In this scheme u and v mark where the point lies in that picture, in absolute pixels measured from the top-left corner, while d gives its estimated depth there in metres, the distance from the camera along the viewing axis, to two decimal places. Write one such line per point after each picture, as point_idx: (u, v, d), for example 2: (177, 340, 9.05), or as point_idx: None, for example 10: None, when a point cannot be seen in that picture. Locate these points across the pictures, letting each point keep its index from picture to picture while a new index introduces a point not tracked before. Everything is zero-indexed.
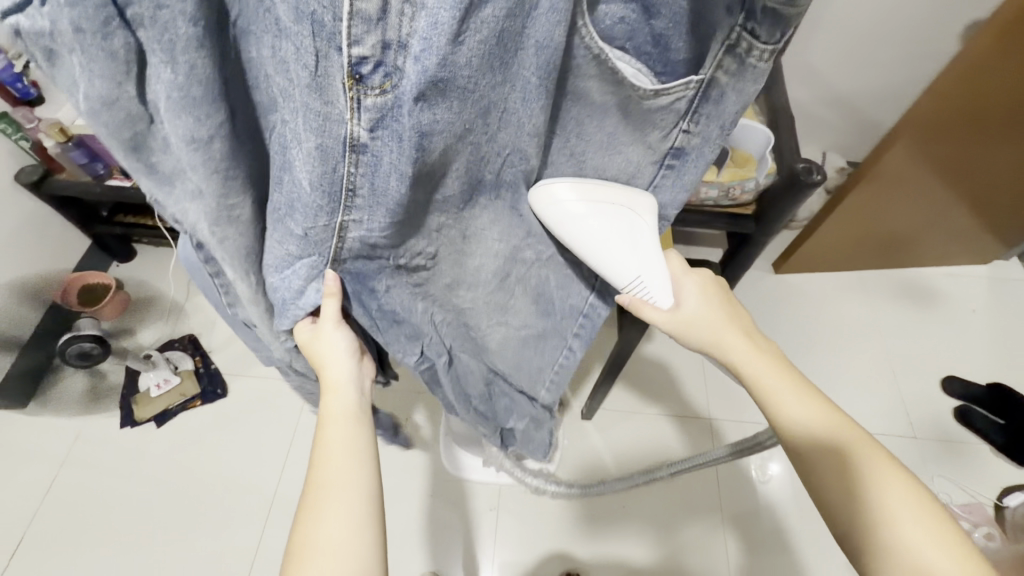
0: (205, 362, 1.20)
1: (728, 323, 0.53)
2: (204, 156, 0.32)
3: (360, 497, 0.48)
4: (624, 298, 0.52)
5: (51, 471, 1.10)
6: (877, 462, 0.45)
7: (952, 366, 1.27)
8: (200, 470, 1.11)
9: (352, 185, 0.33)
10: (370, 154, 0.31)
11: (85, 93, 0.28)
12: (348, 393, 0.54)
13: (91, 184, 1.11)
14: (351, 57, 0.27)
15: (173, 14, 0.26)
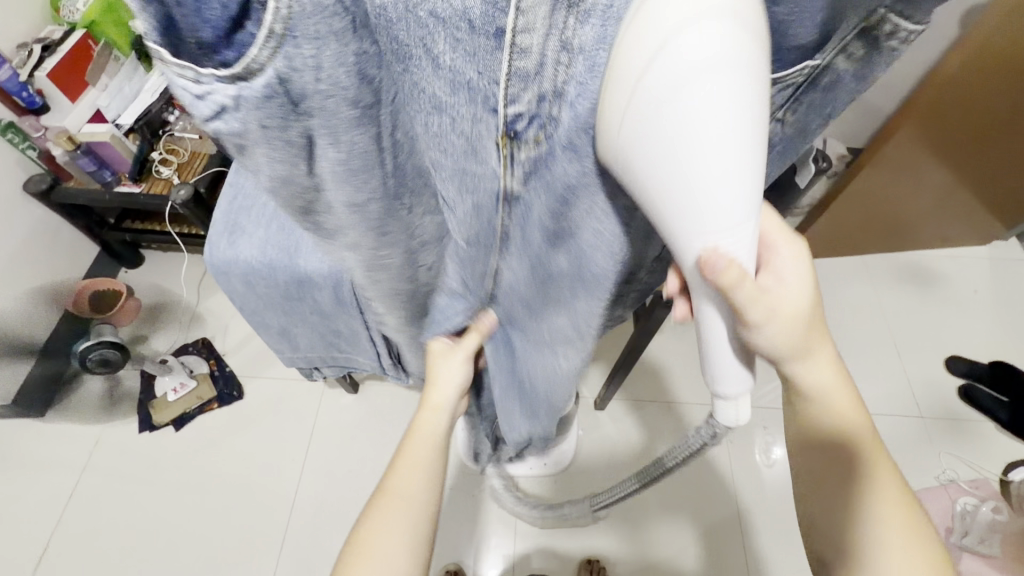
0: (220, 365, 1.21)
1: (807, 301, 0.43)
2: (367, 225, 0.35)
3: (414, 521, 0.50)
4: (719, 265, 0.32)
5: (74, 477, 1.11)
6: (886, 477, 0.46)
7: (956, 346, 1.29)
8: (221, 471, 1.12)
9: (504, 229, 0.39)
10: (521, 201, 0.35)
11: (268, 178, 0.30)
12: (436, 411, 0.60)
13: (99, 190, 1.11)
14: (508, 116, 0.29)
15: (338, 105, 0.25)
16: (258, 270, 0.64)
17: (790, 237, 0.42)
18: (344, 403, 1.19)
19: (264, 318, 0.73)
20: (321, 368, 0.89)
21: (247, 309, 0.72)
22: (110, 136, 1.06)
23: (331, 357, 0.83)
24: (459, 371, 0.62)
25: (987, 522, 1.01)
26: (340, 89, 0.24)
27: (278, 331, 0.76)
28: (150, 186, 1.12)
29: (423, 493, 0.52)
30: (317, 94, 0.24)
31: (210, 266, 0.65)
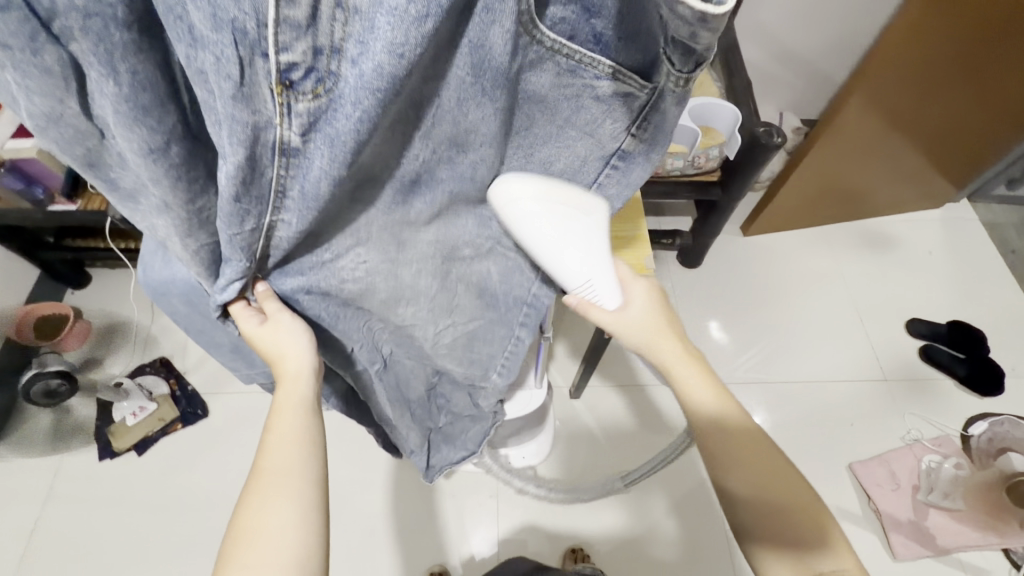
0: (181, 384, 1.17)
1: (666, 332, 0.52)
2: (161, 164, 0.35)
3: (296, 494, 0.44)
4: (575, 303, 0.53)
5: (34, 512, 1.06)
6: (767, 457, 0.47)
7: (915, 308, 1.33)
8: (192, 491, 1.08)
9: (280, 187, 0.34)
10: (302, 156, 0.32)
11: (29, 108, 0.32)
12: (298, 379, 0.51)
13: (31, 211, 1.04)
14: (279, 64, 0.28)
15: (106, 30, 0.28)
16: (197, 288, 0.60)
17: (632, 276, 0.55)
18: None
19: (211, 337, 0.70)
20: None
21: (192, 328, 0.68)
22: (37, 151, 0.98)
23: None
24: (299, 335, 0.50)
25: (950, 477, 1.09)
26: (102, 6, 0.27)
27: (230, 348, 0.73)
28: (87, 203, 1.06)
29: (306, 469, 0.46)
30: (73, 12, 0.27)
31: (145, 287, 0.61)
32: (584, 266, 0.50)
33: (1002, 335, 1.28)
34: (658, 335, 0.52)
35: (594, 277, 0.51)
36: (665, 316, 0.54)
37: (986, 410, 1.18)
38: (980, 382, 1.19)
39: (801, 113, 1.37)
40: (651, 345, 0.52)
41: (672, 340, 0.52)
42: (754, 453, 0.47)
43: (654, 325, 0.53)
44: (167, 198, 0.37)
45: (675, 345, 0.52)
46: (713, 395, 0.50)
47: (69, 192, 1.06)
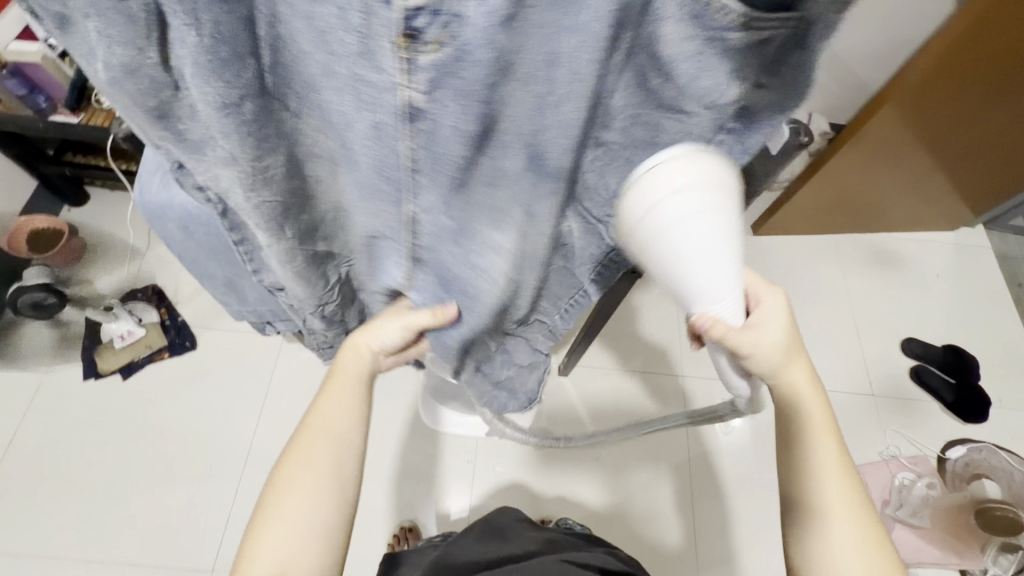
0: (171, 314, 1.16)
1: (795, 356, 0.50)
2: (235, 118, 0.33)
3: (337, 460, 0.51)
4: (707, 324, 0.42)
5: (13, 422, 1.06)
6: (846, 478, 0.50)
7: (913, 328, 1.32)
8: (172, 420, 1.09)
9: (413, 158, 0.35)
10: (427, 118, 0.32)
11: (105, 60, 0.29)
12: (358, 349, 0.57)
13: (32, 118, 1.01)
14: (403, 10, 0.26)
15: None
16: (196, 216, 0.59)
17: (761, 287, 0.49)
18: (303, 358, 1.16)
19: (205, 268, 0.68)
20: (274, 324, 0.84)
21: (186, 258, 0.67)
22: (40, 57, 0.95)
23: (282, 312, 0.79)
24: (384, 318, 0.57)
25: (920, 496, 1.10)
26: None
27: (223, 283, 0.72)
28: (90, 118, 1.03)
29: (348, 438, 0.53)
30: None
31: (143, 210, 0.59)
32: (730, 275, 0.39)
33: (995, 365, 1.28)
34: (789, 352, 0.49)
35: (729, 293, 0.40)
36: (791, 335, 0.49)
37: (966, 436, 1.18)
38: (965, 409, 1.19)
39: (831, 117, 1.33)
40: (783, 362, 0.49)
41: (785, 341, 0.49)
42: (841, 486, 0.50)
43: (786, 348, 0.49)
44: (235, 152, 0.36)
45: (804, 377, 0.51)
46: (830, 444, 0.50)
47: (72, 104, 1.03)
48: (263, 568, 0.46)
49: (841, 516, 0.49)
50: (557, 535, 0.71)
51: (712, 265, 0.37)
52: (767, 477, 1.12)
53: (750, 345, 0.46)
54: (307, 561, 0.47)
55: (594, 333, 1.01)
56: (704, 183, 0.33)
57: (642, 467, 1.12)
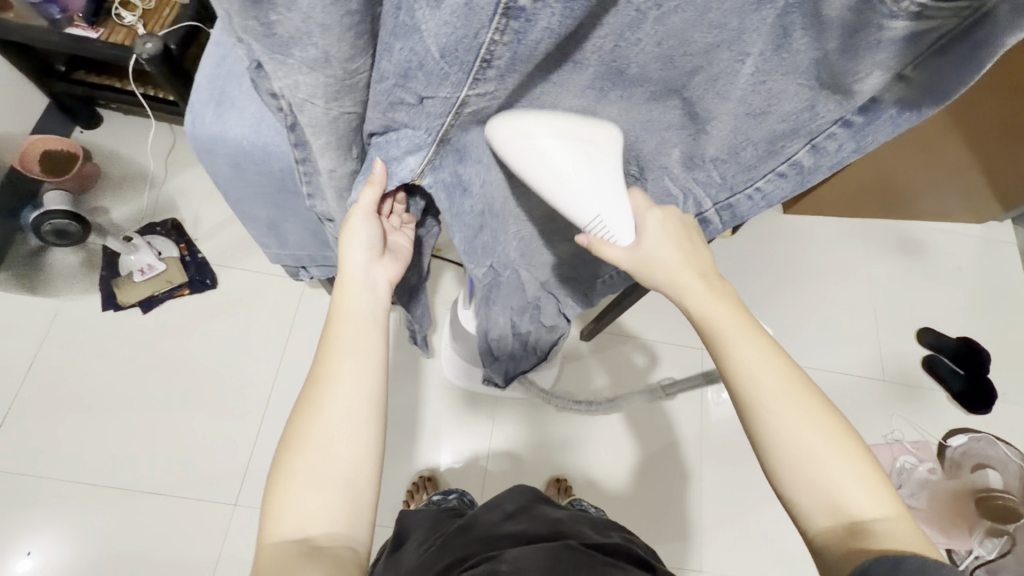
0: (191, 250, 1.13)
1: (695, 272, 0.51)
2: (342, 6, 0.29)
3: (347, 404, 0.46)
4: (587, 241, 0.49)
5: (31, 348, 1.05)
6: (776, 376, 0.48)
7: (930, 317, 1.33)
8: (193, 357, 1.08)
9: (488, 55, 0.33)
10: (523, 17, 0.30)
11: None
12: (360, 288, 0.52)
13: (45, 29, 0.94)
14: None
15: None
16: (250, 152, 0.55)
17: (644, 207, 0.50)
18: (325, 305, 1.14)
19: (248, 210, 0.66)
20: (308, 269, 0.82)
21: (230, 196, 0.64)
22: None
23: (321, 258, 0.77)
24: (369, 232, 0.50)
25: (920, 479, 1.15)
26: None
27: (265, 225, 0.69)
28: (109, 34, 0.96)
29: (364, 380, 0.47)
30: None
31: (192, 142, 0.56)
32: (608, 203, 0.45)
33: (1005, 360, 1.30)
34: (688, 275, 0.50)
35: (606, 211, 0.46)
36: (688, 250, 0.51)
37: (968, 425, 1.22)
38: (971, 399, 1.22)
39: None
40: (683, 287, 0.50)
41: (674, 246, 0.50)
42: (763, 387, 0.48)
43: (686, 266, 0.50)
44: (329, 50, 0.32)
45: (700, 284, 0.50)
46: (748, 343, 0.49)
47: (90, 17, 0.95)
48: (286, 529, 0.43)
49: (774, 417, 0.47)
50: (579, 514, 0.75)
51: (589, 190, 0.44)
52: None
53: (646, 265, 0.50)
54: (331, 519, 0.44)
55: (624, 307, 1.00)
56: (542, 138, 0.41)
57: (655, 434, 1.15)
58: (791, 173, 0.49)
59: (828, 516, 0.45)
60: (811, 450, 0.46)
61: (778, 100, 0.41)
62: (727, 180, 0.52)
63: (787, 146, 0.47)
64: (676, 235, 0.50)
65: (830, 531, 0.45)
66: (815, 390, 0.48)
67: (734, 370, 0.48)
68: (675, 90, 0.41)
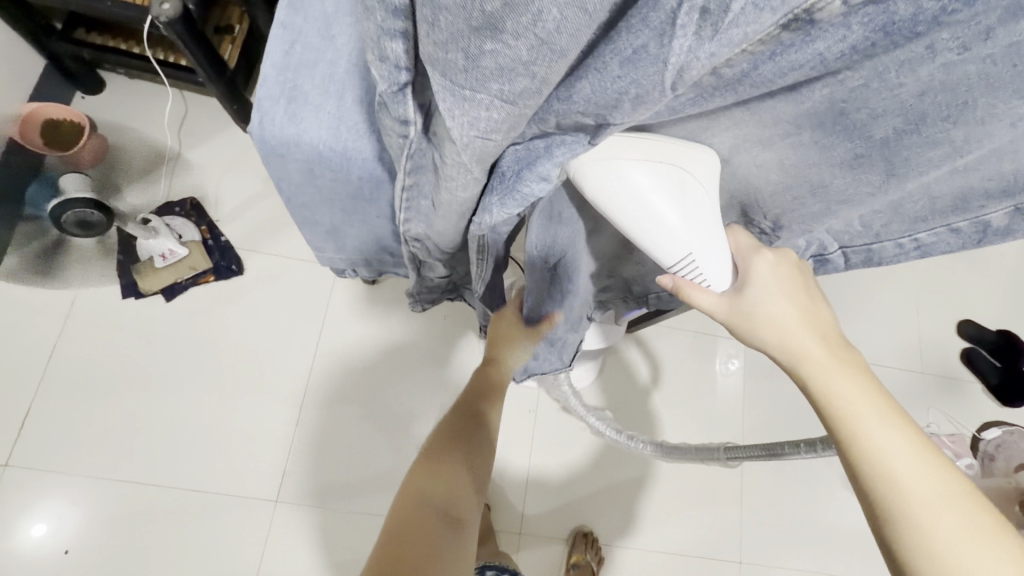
0: (214, 234, 1.05)
1: (810, 334, 0.44)
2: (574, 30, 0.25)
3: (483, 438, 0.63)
4: (671, 283, 0.46)
5: (49, 340, 0.98)
6: (904, 454, 0.38)
7: (970, 309, 1.31)
8: (223, 348, 1.02)
9: (722, 72, 0.30)
10: (802, 35, 0.28)
11: None
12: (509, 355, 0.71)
13: None
14: None
15: None
16: (327, 159, 0.48)
17: (748, 247, 0.47)
18: (359, 293, 1.09)
19: (311, 213, 0.59)
20: (358, 269, 0.75)
21: (293, 201, 0.57)
22: None
23: (378, 260, 0.71)
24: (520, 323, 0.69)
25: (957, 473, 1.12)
26: None
27: (326, 229, 0.63)
28: None
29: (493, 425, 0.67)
30: None
31: (258, 144, 0.48)
32: (703, 233, 0.42)
33: None
34: (800, 335, 0.44)
35: (697, 247, 0.43)
36: (806, 308, 0.45)
37: (1002, 418, 1.23)
38: (1007, 393, 1.22)
39: None
40: (796, 350, 0.44)
41: (784, 299, 0.45)
42: (885, 467, 0.38)
43: (797, 324, 0.44)
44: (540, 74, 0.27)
45: (820, 350, 0.43)
46: (884, 423, 0.39)
47: None
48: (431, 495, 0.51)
49: (898, 507, 0.37)
50: None
51: (689, 216, 0.41)
52: None
53: (747, 320, 0.45)
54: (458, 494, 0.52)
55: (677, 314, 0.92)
56: (636, 164, 0.38)
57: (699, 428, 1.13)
58: (965, 232, 0.46)
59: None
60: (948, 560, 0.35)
61: (956, 185, 0.42)
62: (867, 226, 0.50)
63: (949, 218, 0.46)
64: (787, 285, 0.46)
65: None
66: (961, 482, 0.37)
67: (866, 459, 0.39)
68: (870, 155, 0.40)
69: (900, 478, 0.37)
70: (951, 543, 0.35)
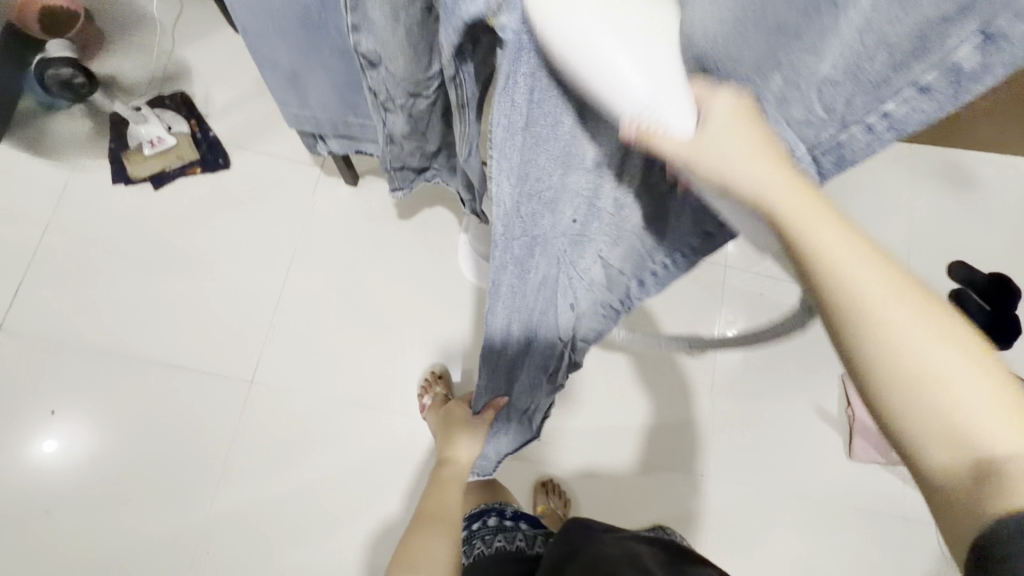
0: (203, 127, 1.08)
1: (773, 156, 0.32)
2: None
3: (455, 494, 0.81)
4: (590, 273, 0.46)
5: (43, 218, 1.02)
6: (896, 300, 0.30)
7: (965, 253, 1.28)
8: (206, 237, 1.05)
9: None
10: None
11: None
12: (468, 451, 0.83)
13: None
14: None
15: None
16: None
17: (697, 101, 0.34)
18: (341, 195, 1.10)
19: (269, 50, 0.60)
20: (327, 139, 0.77)
21: (250, 32, 0.58)
22: None
23: (343, 122, 0.72)
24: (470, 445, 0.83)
25: None
26: None
27: (286, 74, 0.64)
28: None
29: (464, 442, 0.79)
30: None
31: None
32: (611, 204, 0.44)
33: None
34: (758, 141, 0.32)
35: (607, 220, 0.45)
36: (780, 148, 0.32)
37: None
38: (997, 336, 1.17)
39: None
40: (770, 185, 0.31)
41: (740, 139, 0.32)
42: (855, 290, 0.30)
43: (767, 158, 0.32)
44: None
45: (792, 178, 0.32)
46: (861, 253, 0.31)
47: None
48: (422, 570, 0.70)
49: (877, 337, 0.30)
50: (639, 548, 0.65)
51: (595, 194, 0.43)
52: (790, 372, 1.14)
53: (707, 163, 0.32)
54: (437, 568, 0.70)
55: None
56: None
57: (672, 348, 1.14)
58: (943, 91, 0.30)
59: (952, 473, 0.28)
60: (933, 379, 0.29)
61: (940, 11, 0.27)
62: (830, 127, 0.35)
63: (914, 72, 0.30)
64: (751, 130, 0.32)
65: (978, 500, 0.27)
66: (929, 292, 0.31)
67: (844, 294, 0.30)
68: None
69: (877, 306, 0.30)
70: (930, 365, 0.29)
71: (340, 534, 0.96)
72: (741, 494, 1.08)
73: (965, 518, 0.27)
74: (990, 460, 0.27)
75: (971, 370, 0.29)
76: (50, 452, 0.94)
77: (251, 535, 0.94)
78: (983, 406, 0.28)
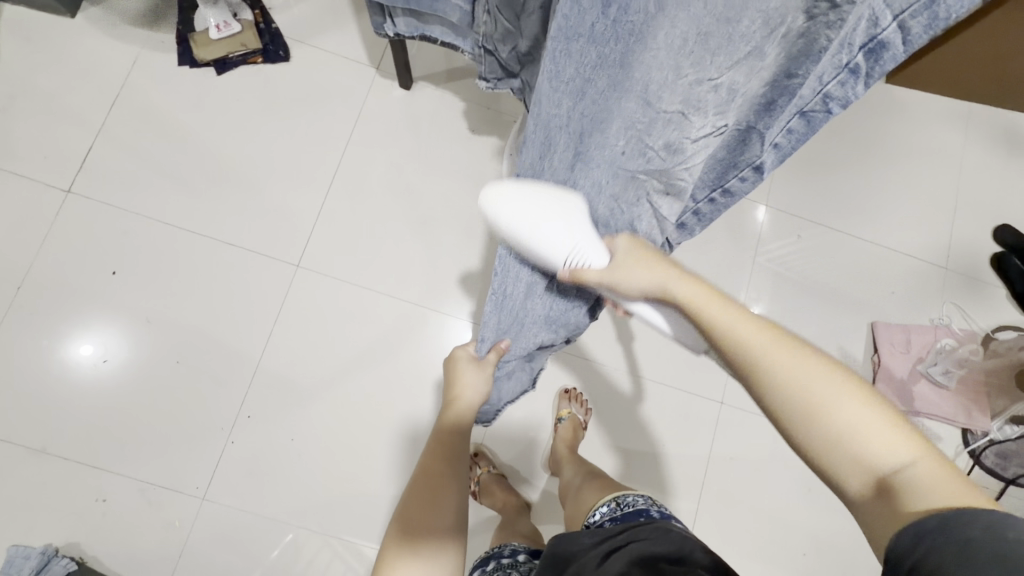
0: (266, 19, 1.11)
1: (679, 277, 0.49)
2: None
3: (444, 552, 0.65)
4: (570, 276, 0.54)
5: (111, 93, 1.07)
6: (811, 374, 0.38)
7: (1014, 217, 1.25)
8: (262, 127, 1.09)
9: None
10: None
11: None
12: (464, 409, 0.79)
13: None
14: None
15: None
16: None
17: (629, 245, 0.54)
18: (394, 97, 1.12)
19: None
20: (394, 15, 0.79)
21: None
22: None
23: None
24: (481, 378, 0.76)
25: (959, 359, 1.11)
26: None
27: None
28: None
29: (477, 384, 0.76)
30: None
31: None
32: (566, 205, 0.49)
33: None
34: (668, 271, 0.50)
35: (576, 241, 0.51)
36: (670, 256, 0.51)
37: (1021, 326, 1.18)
38: None
39: None
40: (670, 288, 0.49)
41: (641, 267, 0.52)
42: (759, 359, 0.41)
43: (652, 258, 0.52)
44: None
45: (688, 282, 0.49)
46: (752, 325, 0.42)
47: None
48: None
49: (798, 413, 0.38)
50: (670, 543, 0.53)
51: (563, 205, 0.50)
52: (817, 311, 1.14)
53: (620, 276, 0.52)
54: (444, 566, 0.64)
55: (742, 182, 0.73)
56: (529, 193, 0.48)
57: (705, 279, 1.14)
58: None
59: (871, 502, 0.34)
60: (832, 418, 0.36)
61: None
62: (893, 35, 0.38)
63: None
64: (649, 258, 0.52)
65: (884, 530, 0.33)
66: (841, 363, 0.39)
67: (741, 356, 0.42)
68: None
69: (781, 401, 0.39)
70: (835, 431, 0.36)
71: (370, 415, 1.01)
72: (756, 424, 1.11)
73: (876, 534, 0.34)
74: (893, 478, 0.34)
75: (860, 411, 0.36)
76: (87, 354, 0.98)
77: (290, 406, 1.00)
78: (861, 444, 0.36)
